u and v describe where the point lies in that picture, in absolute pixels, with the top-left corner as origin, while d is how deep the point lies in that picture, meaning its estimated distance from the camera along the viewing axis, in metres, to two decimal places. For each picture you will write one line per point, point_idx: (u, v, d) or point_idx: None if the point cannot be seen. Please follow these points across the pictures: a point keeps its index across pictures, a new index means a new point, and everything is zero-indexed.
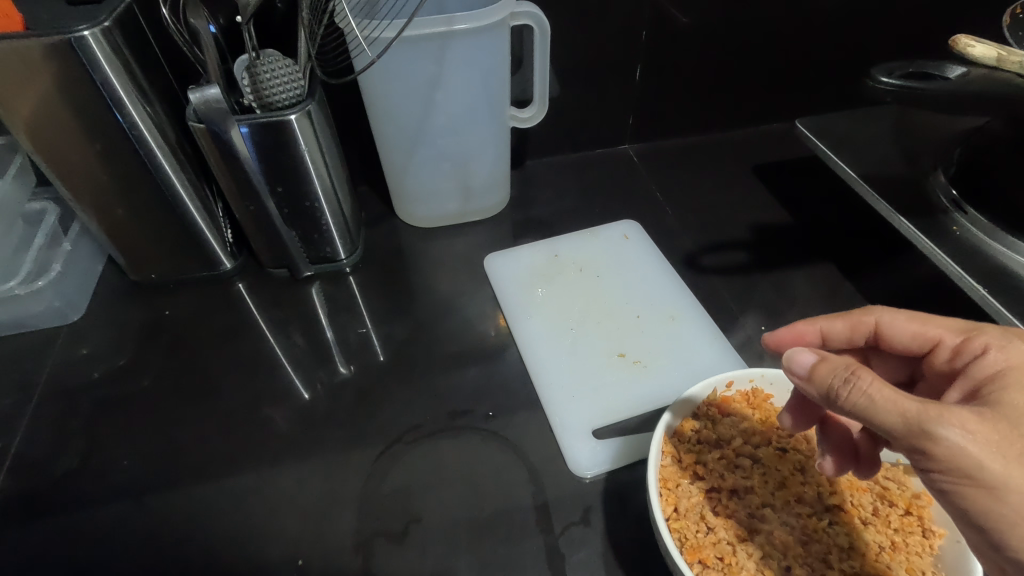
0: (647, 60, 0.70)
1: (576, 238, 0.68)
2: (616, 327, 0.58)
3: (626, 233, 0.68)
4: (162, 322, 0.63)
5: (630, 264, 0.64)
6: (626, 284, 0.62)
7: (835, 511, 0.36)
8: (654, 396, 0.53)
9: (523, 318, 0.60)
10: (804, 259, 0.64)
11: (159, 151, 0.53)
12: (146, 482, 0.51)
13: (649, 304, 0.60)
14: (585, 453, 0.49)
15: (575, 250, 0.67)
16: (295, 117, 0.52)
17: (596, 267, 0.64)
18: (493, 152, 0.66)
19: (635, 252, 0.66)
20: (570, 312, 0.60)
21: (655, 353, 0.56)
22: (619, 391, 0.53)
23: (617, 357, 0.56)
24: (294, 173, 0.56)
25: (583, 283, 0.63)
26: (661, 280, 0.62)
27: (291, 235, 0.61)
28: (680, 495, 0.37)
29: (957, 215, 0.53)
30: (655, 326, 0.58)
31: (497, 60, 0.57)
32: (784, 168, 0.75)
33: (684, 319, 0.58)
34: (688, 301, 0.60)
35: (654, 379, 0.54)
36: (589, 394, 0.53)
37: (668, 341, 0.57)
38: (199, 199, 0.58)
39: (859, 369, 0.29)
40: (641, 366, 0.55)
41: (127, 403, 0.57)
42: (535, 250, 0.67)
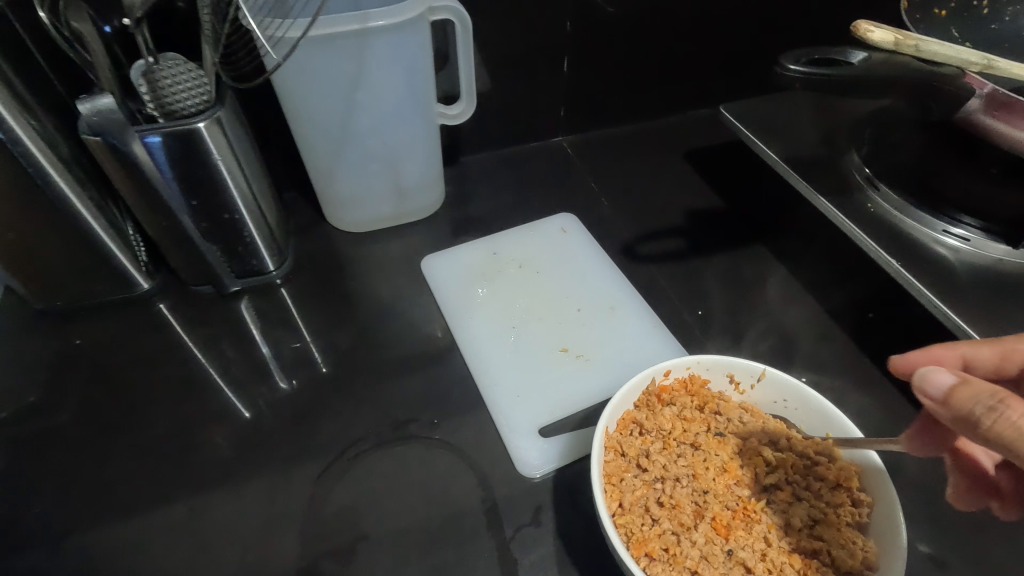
0: (574, 52, 0.70)
1: (514, 233, 0.67)
2: (559, 321, 0.58)
3: (564, 226, 0.68)
4: (75, 351, 0.58)
5: (569, 257, 0.64)
6: (566, 277, 0.62)
7: (772, 490, 0.37)
8: (598, 388, 0.53)
9: (465, 319, 0.59)
10: (736, 242, 0.65)
11: (51, 167, 0.49)
12: (66, 527, 0.47)
13: (589, 297, 0.60)
14: (533, 452, 0.48)
15: (514, 246, 0.66)
16: (203, 125, 0.48)
17: (536, 263, 0.64)
18: (423, 150, 0.64)
19: (574, 245, 0.66)
20: (512, 310, 0.59)
21: (598, 345, 0.56)
22: (564, 387, 0.53)
23: (561, 353, 0.55)
24: (209, 184, 0.52)
25: (523, 280, 0.62)
26: (601, 272, 0.63)
27: (212, 249, 0.57)
28: (625, 490, 0.37)
29: (871, 192, 0.56)
30: (596, 319, 0.58)
31: (418, 56, 0.55)
32: (713, 152, 0.77)
33: (625, 309, 0.59)
34: (627, 291, 0.61)
35: (599, 371, 0.54)
36: (535, 393, 0.53)
37: (610, 332, 0.57)
38: (104, 216, 0.54)
39: (1009, 398, 0.27)
40: (584, 360, 0.55)
41: (40, 442, 0.52)
42: (473, 249, 0.66)
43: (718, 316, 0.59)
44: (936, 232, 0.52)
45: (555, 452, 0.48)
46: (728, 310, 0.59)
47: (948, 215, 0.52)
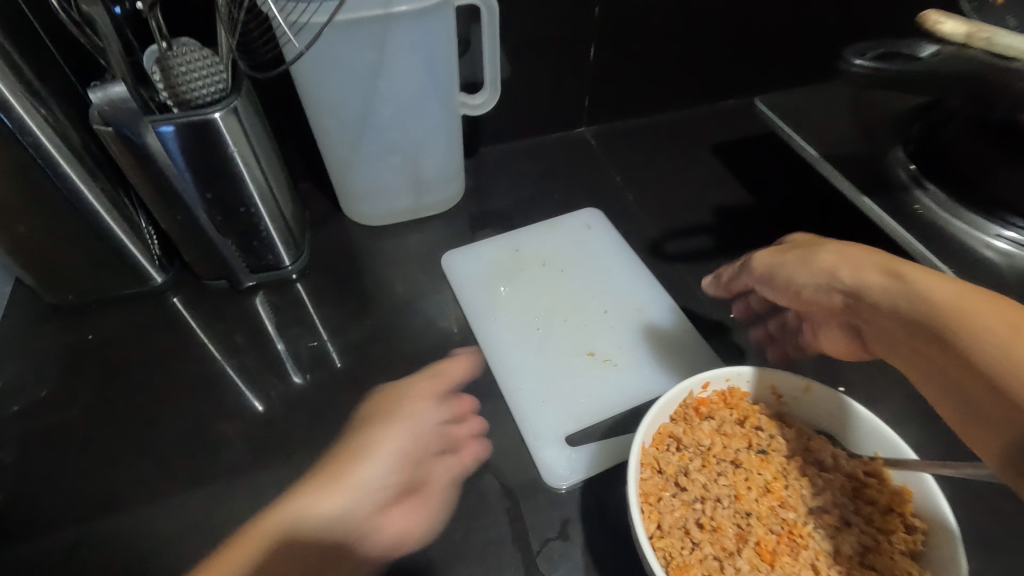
0: (601, 39, 0.67)
1: (537, 229, 0.65)
2: (585, 323, 0.56)
3: (589, 222, 0.65)
4: (87, 347, 0.57)
5: (594, 256, 0.62)
6: (592, 277, 0.60)
7: (818, 514, 0.35)
8: (627, 394, 0.51)
9: (488, 320, 0.57)
10: (768, 240, 0.63)
11: (61, 157, 0.47)
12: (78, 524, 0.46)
13: (616, 298, 0.58)
14: (560, 461, 0.47)
15: (537, 243, 0.64)
16: (219, 115, 0.46)
17: (559, 261, 0.62)
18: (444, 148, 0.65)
19: (600, 242, 0.63)
20: (536, 310, 0.57)
21: (626, 349, 0.54)
22: (591, 393, 0.51)
23: (588, 357, 0.53)
24: (223, 177, 0.50)
25: (547, 279, 0.60)
26: (627, 271, 0.60)
27: (226, 244, 0.55)
28: (663, 511, 0.35)
29: (919, 193, 0.53)
30: (624, 321, 0.56)
31: (443, 43, 0.53)
32: (743, 146, 0.74)
33: (653, 311, 0.57)
34: (654, 293, 0.58)
35: (627, 377, 0.52)
36: (562, 399, 0.51)
37: (638, 336, 0.55)
38: (115, 208, 0.52)
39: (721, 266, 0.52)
40: (612, 366, 0.53)
41: (51, 437, 0.51)
42: (494, 245, 0.64)
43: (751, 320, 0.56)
44: (989, 237, 0.49)
45: (582, 462, 0.46)
46: None
47: (1003, 219, 0.49)
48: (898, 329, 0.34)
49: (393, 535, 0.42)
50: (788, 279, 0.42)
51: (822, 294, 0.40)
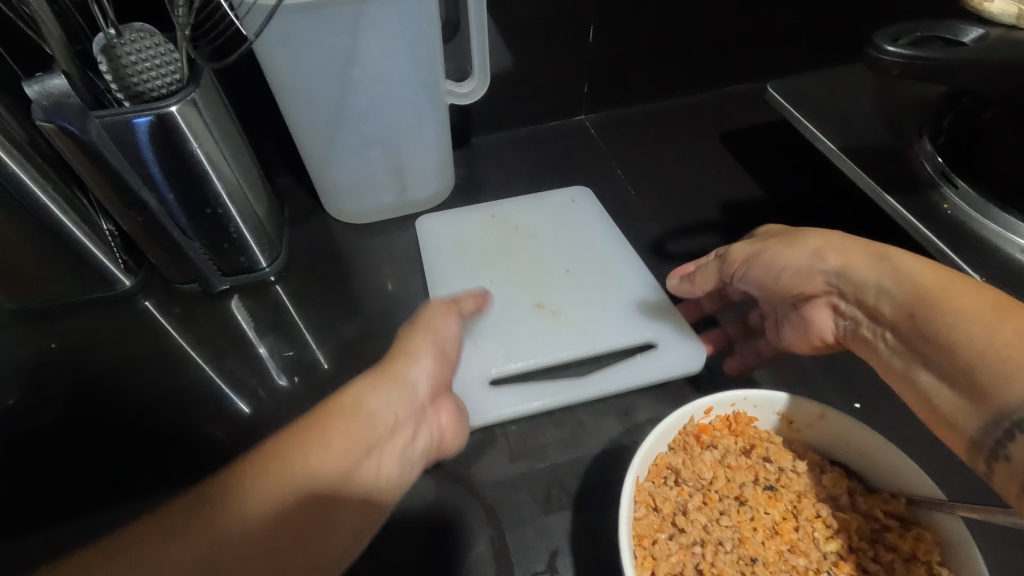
0: (601, 20, 0.61)
1: (521, 201, 0.62)
2: (542, 278, 0.55)
3: (573, 197, 0.62)
4: (53, 355, 0.54)
5: (572, 223, 0.60)
6: (561, 238, 0.58)
7: (833, 560, 0.32)
8: (567, 348, 0.49)
9: (438, 267, 0.56)
10: None
11: (6, 156, 0.43)
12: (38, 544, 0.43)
13: (581, 258, 0.56)
14: (490, 404, 0.46)
15: (514, 209, 0.61)
16: (177, 109, 0.42)
17: (531, 224, 0.59)
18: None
19: (579, 210, 0.61)
20: (493, 264, 0.56)
21: (581, 306, 0.52)
22: (529, 343, 0.50)
23: (538, 310, 0.52)
24: (185, 175, 0.46)
25: (517, 241, 0.58)
26: (603, 236, 0.58)
27: (195, 246, 0.52)
28: (658, 557, 0.31)
29: (947, 190, 0.48)
30: (588, 281, 0.54)
31: (425, 26, 0.48)
32: (755, 134, 0.69)
33: (620, 274, 0.55)
34: (624, 258, 0.56)
35: (576, 331, 0.50)
36: (498, 346, 0.50)
37: (596, 296, 0.53)
38: (72, 209, 0.48)
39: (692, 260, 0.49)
40: (559, 320, 0.51)
41: (13, 451, 0.48)
42: (473, 214, 0.60)
43: None
44: None
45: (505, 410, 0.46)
46: None
47: None
48: (882, 304, 0.32)
49: (428, 439, 0.40)
50: (770, 263, 0.39)
51: (800, 279, 0.37)
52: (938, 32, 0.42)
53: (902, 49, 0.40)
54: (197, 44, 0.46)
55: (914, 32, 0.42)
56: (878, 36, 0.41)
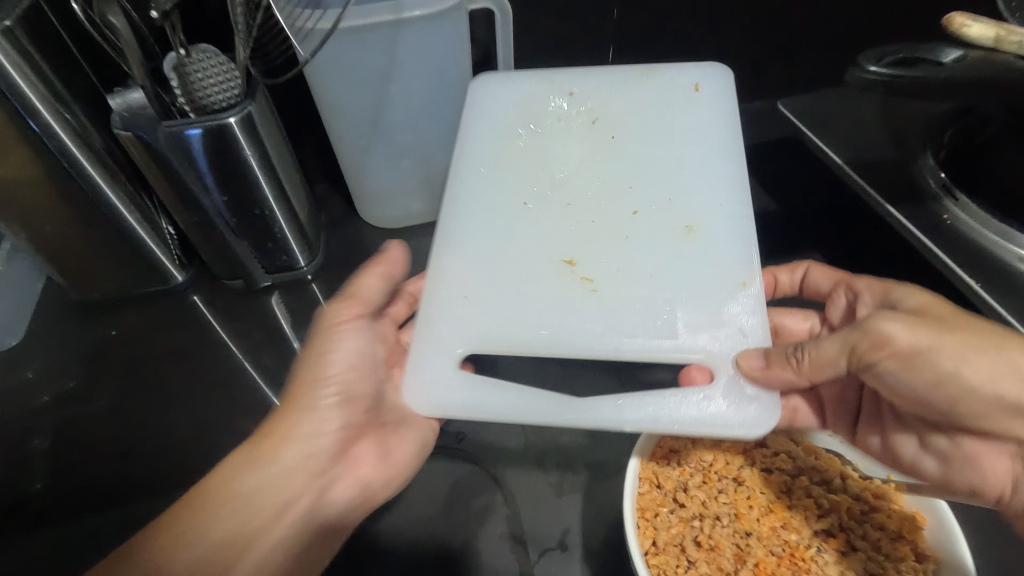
0: (620, 41, 0.65)
1: (616, 78, 0.54)
2: (590, 217, 0.46)
3: (696, 82, 0.52)
4: (111, 343, 0.59)
5: (670, 117, 0.51)
6: (633, 175, 0.48)
7: (823, 537, 0.35)
8: (573, 328, 0.41)
9: (470, 166, 0.50)
10: (783, 249, 0.62)
11: (86, 161, 0.49)
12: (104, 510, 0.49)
13: (658, 206, 0.46)
14: (438, 386, 0.40)
15: (601, 90, 0.53)
16: (234, 120, 0.47)
17: (616, 126, 0.51)
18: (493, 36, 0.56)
19: (699, 110, 0.51)
20: (542, 177, 0.49)
21: (623, 276, 0.43)
22: (531, 304, 0.43)
23: (564, 267, 0.44)
24: (238, 179, 0.51)
25: (584, 130, 0.51)
26: (710, 184, 0.46)
27: (242, 244, 0.56)
28: (659, 527, 0.34)
29: (948, 203, 0.51)
30: (652, 246, 0.44)
31: (456, 48, 0.53)
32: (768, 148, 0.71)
33: (698, 240, 0.44)
34: (719, 222, 0.44)
35: (605, 313, 0.41)
36: (493, 303, 0.43)
37: (652, 260, 0.44)
38: (137, 209, 0.54)
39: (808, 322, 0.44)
40: (582, 295, 0.43)
41: (79, 429, 0.54)
42: (544, 86, 0.54)
43: None
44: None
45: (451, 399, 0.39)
46: None
47: None
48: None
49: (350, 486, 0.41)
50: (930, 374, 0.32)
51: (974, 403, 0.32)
52: (920, 54, 0.45)
53: (881, 70, 0.43)
54: (254, 62, 0.51)
55: (895, 53, 0.46)
56: (863, 58, 0.46)
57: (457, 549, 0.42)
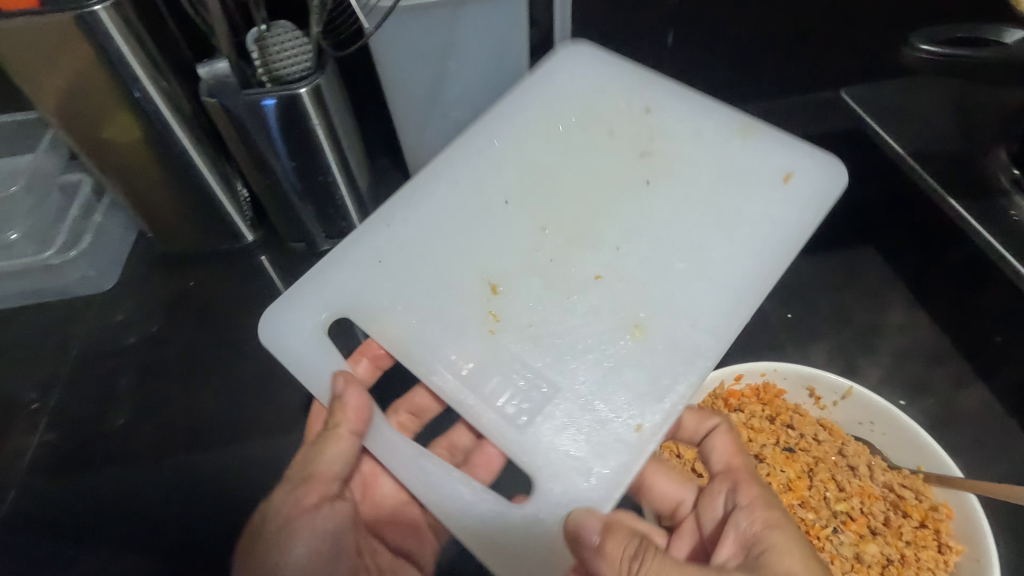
0: (680, 25, 0.64)
1: (704, 119, 0.52)
2: (546, 246, 0.49)
3: (790, 168, 0.49)
4: (189, 294, 0.65)
5: (726, 197, 0.49)
6: (624, 237, 0.49)
7: (842, 519, 0.40)
8: (448, 359, 0.45)
9: (483, 136, 0.53)
10: (838, 242, 0.60)
11: (176, 125, 0.54)
12: (181, 443, 0.55)
13: (627, 289, 0.46)
14: (310, 318, 0.47)
15: (677, 121, 0.52)
16: (304, 90, 0.50)
17: (660, 167, 0.51)
18: (589, 62, 0.55)
19: (768, 195, 0.48)
20: (534, 182, 0.51)
21: (526, 336, 0.46)
22: (420, 308, 0.47)
23: (483, 284, 0.48)
24: (306, 147, 0.55)
25: (627, 154, 0.52)
26: (695, 288, 0.46)
27: (306, 209, 0.61)
28: None
29: (1017, 198, 0.48)
30: (594, 339, 0.45)
31: (513, 27, 0.55)
32: (829, 139, 0.69)
33: (635, 344, 0.45)
34: (679, 351, 0.44)
35: (487, 356, 0.45)
36: (405, 281, 0.48)
37: (577, 335, 0.45)
38: (218, 172, 0.59)
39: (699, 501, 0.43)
40: (479, 330, 0.46)
41: (158, 369, 0.60)
42: (611, 97, 0.54)
43: (801, 328, 0.55)
44: None
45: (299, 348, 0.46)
46: (817, 327, 0.55)
47: None
48: None
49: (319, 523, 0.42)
50: None
51: None
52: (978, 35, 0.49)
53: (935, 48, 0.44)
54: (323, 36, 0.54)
55: (954, 32, 0.49)
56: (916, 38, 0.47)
57: None
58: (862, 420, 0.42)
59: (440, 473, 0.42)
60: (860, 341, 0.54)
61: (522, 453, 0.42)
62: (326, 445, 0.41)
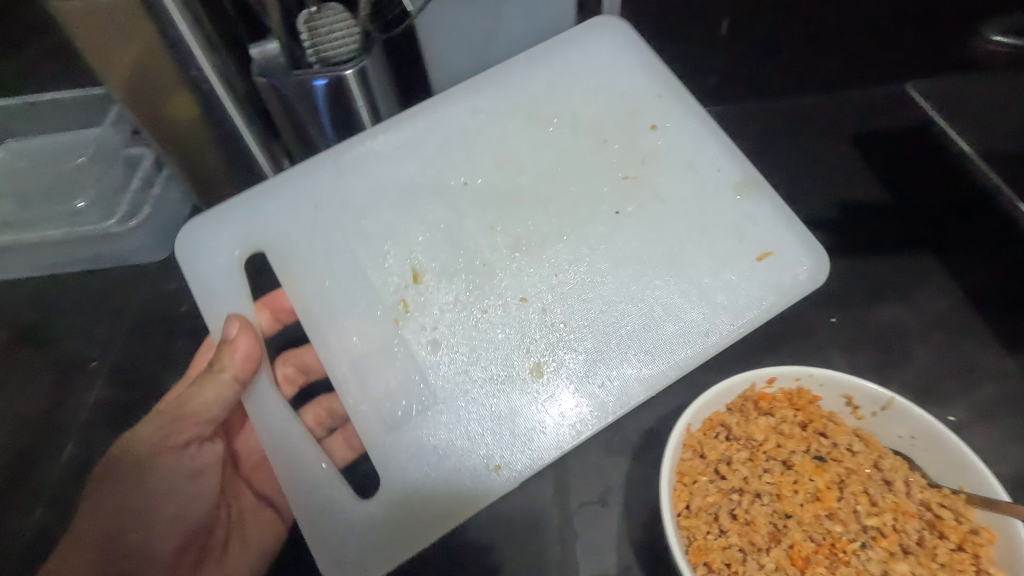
0: (736, 13, 0.61)
1: (686, 167, 0.50)
2: (483, 246, 0.48)
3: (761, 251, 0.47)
4: None
5: (684, 251, 0.48)
6: (571, 259, 0.47)
7: (871, 534, 0.33)
8: (346, 337, 0.45)
9: (467, 107, 0.52)
10: (892, 248, 0.56)
11: (227, 104, 0.56)
12: None
13: (546, 318, 0.46)
14: (241, 245, 0.48)
15: (665, 153, 0.50)
16: (350, 73, 0.51)
17: (629, 194, 0.49)
18: (612, 45, 0.54)
19: (726, 266, 0.47)
20: (501, 164, 0.50)
21: (426, 333, 0.45)
22: (335, 279, 0.47)
23: (403, 269, 0.47)
24: (350, 129, 0.57)
25: (608, 169, 0.50)
26: (623, 329, 0.45)
27: None
28: (695, 493, 0.35)
29: None
30: (508, 353, 0.45)
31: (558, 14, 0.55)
32: (891, 138, 0.65)
33: (537, 380, 0.45)
34: (583, 388, 0.44)
35: (379, 340, 0.45)
36: (327, 241, 0.48)
37: (486, 348, 0.45)
38: (266, 151, 0.62)
39: None
40: (387, 312, 0.46)
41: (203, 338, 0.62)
42: (611, 113, 0.52)
43: (850, 330, 0.52)
44: None
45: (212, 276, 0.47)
46: (867, 329, 0.52)
47: None
48: None
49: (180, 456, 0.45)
50: None
51: None
52: None
53: None
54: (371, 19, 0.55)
55: None
56: None
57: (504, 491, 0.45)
58: (902, 434, 0.36)
59: (297, 439, 0.44)
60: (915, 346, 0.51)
61: (398, 452, 0.43)
62: (208, 382, 0.44)
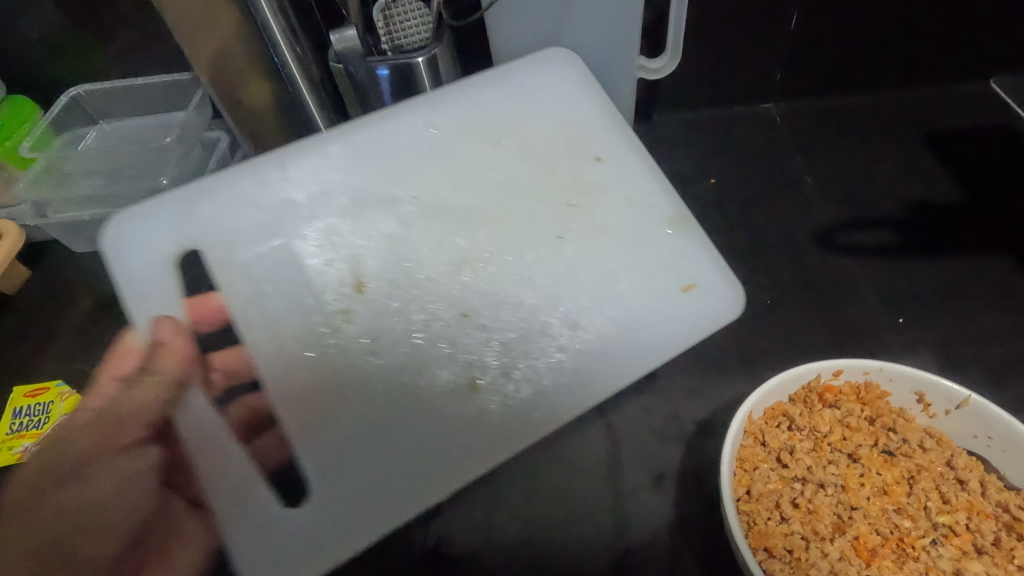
0: (805, 5, 0.62)
1: (642, 198, 0.46)
2: (422, 259, 0.42)
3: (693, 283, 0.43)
4: None
5: (625, 279, 0.43)
6: (517, 279, 0.42)
7: (942, 531, 0.32)
8: (254, 347, 0.39)
9: (413, 120, 0.47)
10: (967, 247, 0.54)
11: (304, 89, 0.58)
12: None
13: (483, 340, 0.41)
14: (145, 239, 0.41)
15: (620, 182, 0.46)
16: (421, 60, 0.53)
17: (579, 218, 0.45)
18: (572, 78, 0.50)
19: (662, 305, 0.42)
20: (440, 178, 0.45)
21: (343, 356, 0.39)
22: (256, 284, 0.41)
23: (326, 276, 0.41)
24: None
25: (554, 193, 0.46)
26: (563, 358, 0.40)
27: None
28: (756, 479, 0.34)
29: None
30: (434, 381, 0.39)
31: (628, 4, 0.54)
32: (967, 137, 0.63)
33: (468, 409, 0.39)
34: (522, 416, 0.39)
35: (275, 359, 0.39)
36: (240, 239, 0.42)
37: (393, 383, 0.39)
38: None
39: None
40: (306, 325, 0.40)
41: None
42: (564, 137, 0.48)
43: (921, 330, 0.50)
44: None
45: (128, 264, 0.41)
46: (938, 328, 0.50)
47: None
48: None
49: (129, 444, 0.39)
50: None
51: None
52: None
53: None
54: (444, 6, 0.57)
55: None
56: None
57: (555, 471, 0.46)
58: (976, 434, 0.35)
59: (223, 443, 0.37)
60: (992, 348, 0.48)
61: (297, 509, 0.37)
62: (139, 385, 0.38)
